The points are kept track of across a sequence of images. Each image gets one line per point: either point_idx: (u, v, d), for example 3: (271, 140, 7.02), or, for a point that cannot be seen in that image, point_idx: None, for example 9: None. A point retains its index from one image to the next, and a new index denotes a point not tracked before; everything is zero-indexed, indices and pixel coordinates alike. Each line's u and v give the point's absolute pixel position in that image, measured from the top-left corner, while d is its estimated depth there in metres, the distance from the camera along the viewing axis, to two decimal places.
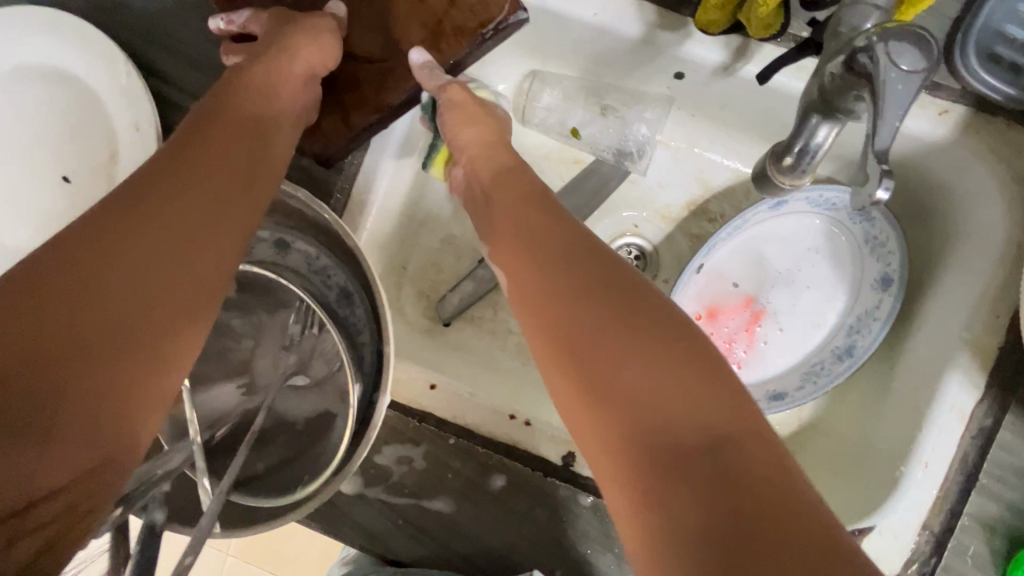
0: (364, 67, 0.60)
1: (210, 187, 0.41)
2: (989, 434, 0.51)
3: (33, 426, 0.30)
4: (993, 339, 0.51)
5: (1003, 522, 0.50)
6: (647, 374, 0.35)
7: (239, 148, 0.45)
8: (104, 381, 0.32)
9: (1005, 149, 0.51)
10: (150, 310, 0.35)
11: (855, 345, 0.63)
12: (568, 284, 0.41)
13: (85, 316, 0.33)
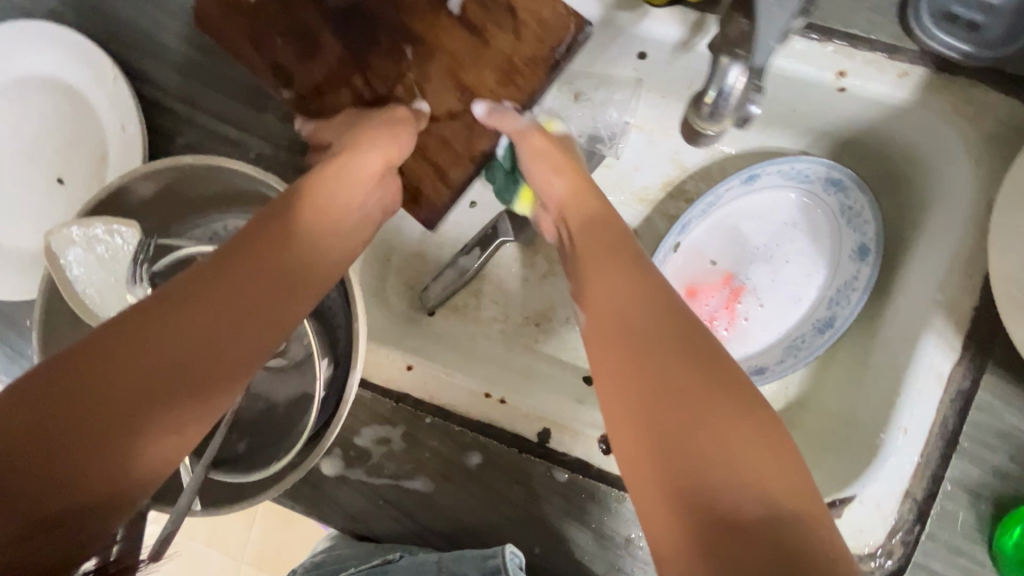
0: (446, 131, 0.64)
1: (273, 271, 0.44)
2: (968, 395, 0.50)
3: (85, 454, 0.33)
4: (967, 299, 0.50)
5: (988, 486, 0.49)
6: (699, 418, 0.36)
7: (309, 232, 0.48)
8: (145, 430, 0.35)
9: (968, 107, 0.51)
10: (196, 372, 0.38)
11: (835, 317, 0.63)
12: (625, 319, 0.43)
13: (147, 371, 0.36)
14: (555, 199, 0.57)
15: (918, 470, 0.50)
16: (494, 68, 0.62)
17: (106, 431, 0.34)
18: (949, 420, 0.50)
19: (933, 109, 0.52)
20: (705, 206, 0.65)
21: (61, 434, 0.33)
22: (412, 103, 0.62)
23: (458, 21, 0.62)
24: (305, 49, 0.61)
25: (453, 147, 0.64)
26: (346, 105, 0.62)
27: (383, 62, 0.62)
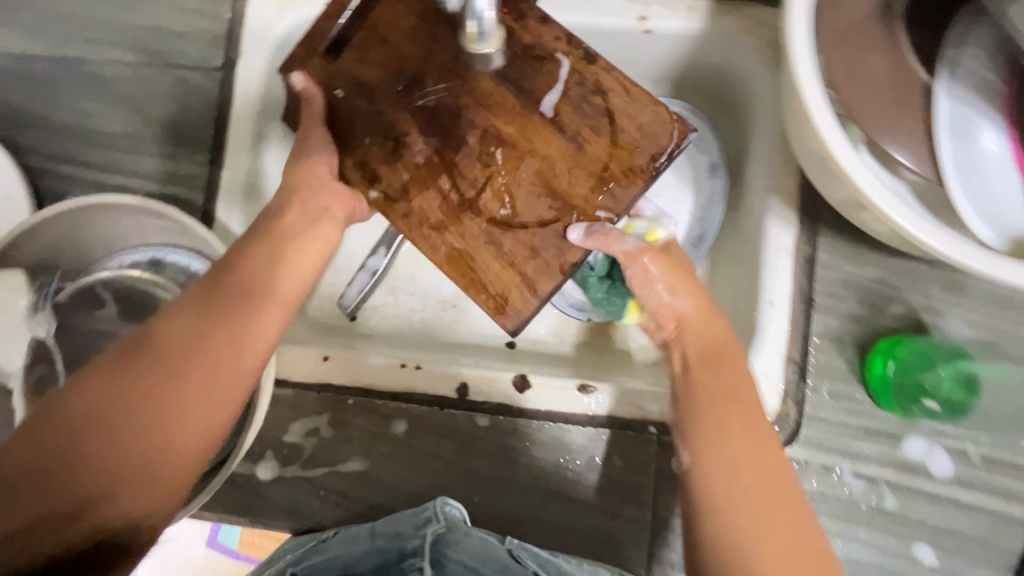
0: (530, 232, 0.53)
1: (226, 320, 0.42)
2: (812, 259, 0.56)
3: (79, 504, 0.35)
4: (791, 177, 0.58)
5: (850, 333, 0.54)
6: (759, 484, 0.39)
7: (266, 283, 0.46)
8: (115, 483, 0.35)
9: (749, 24, 0.60)
10: (160, 428, 0.37)
11: (704, 231, 0.68)
12: (698, 382, 0.46)
13: (111, 430, 0.36)
14: (662, 315, 0.52)
15: (792, 336, 0.55)
16: (586, 173, 0.53)
17: (107, 481, 0.35)
18: (804, 285, 0.56)
19: (724, 31, 0.61)
20: None
21: (43, 486, 0.34)
22: (498, 210, 0.53)
23: (554, 123, 0.54)
24: (421, 140, 0.54)
25: (542, 256, 0.52)
26: (441, 213, 0.53)
27: (470, 164, 0.53)
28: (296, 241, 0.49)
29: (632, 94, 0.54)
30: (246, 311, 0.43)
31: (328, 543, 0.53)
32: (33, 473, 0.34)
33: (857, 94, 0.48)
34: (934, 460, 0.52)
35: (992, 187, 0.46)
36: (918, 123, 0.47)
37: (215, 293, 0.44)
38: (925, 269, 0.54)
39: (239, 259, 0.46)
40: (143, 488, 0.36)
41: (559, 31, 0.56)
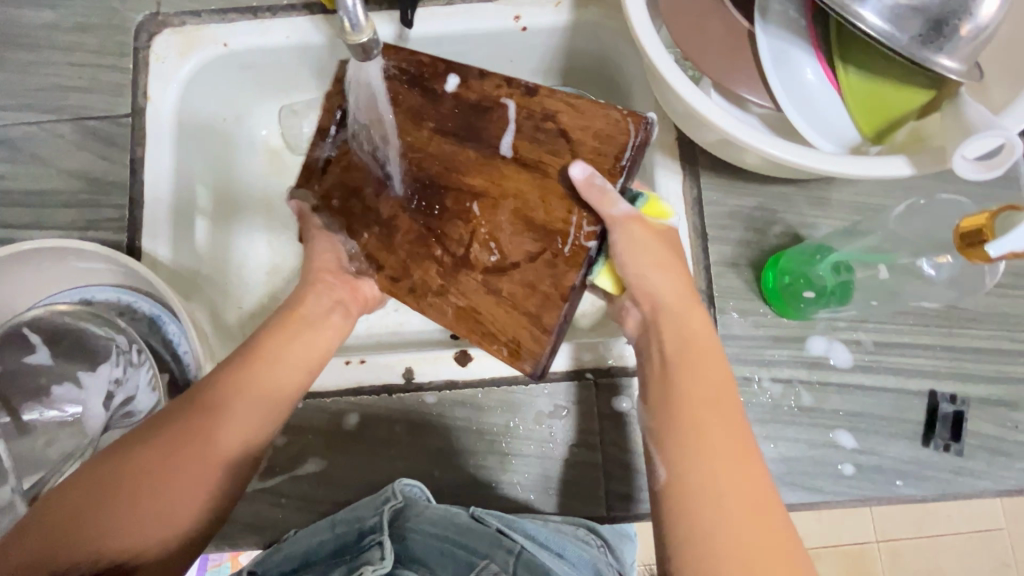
0: (528, 269, 0.52)
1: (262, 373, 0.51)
2: (698, 198, 0.63)
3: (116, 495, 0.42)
4: (668, 133, 0.65)
5: (743, 257, 0.61)
6: (709, 435, 0.42)
7: (297, 342, 0.54)
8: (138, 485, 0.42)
9: (610, 8, 0.68)
10: (189, 447, 0.45)
11: None
12: (678, 316, 0.48)
13: (158, 443, 0.45)
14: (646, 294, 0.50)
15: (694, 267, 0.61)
16: (560, 197, 0.52)
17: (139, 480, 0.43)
18: (696, 221, 0.62)
19: (590, 18, 0.68)
20: None
21: (119, 474, 0.42)
22: (488, 258, 0.53)
23: (519, 160, 0.53)
24: (409, 217, 0.55)
25: (540, 289, 0.51)
26: (439, 280, 0.54)
27: (453, 225, 0.54)
28: (308, 321, 0.56)
29: (576, 106, 0.54)
30: (277, 367, 0.52)
31: (292, 540, 0.53)
32: (117, 465, 0.43)
33: (696, 47, 0.56)
34: (834, 353, 0.59)
35: (822, 107, 0.54)
36: (750, 63, 0.56)
37: (261, 348, 0.53)
38: (793, 191, 0.62)
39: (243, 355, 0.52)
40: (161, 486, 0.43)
41: (499, 78, 0.56)
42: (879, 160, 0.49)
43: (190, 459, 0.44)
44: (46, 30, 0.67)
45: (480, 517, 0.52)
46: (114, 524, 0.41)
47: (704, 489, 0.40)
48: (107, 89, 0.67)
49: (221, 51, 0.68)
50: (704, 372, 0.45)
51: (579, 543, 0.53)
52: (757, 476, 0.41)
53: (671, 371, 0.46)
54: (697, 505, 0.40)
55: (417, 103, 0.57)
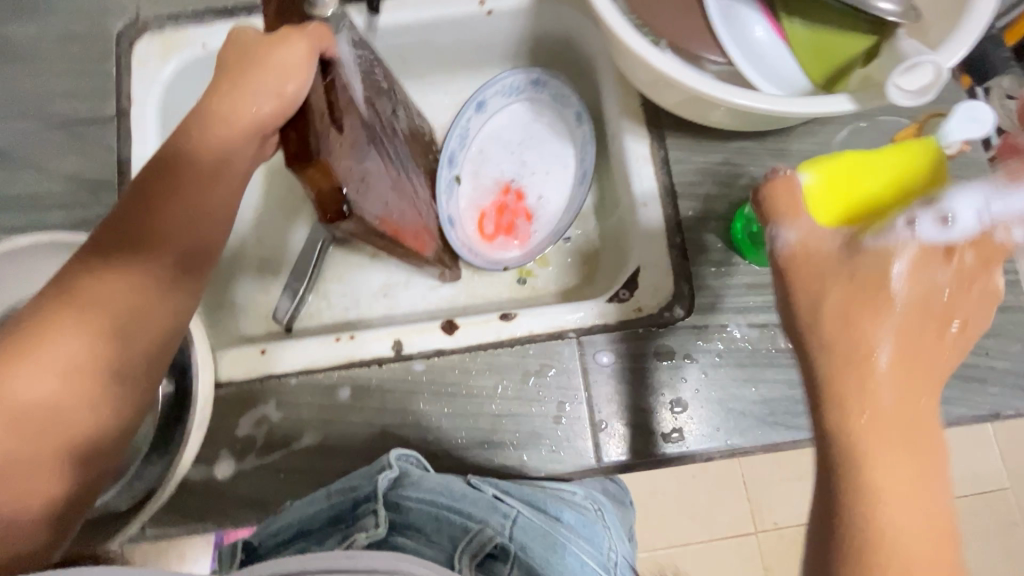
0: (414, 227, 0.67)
1: (72, 320, 0.46)
2: (666, 158, 0.66)
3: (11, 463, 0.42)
4: (632, 99, 0.68)
5: (712, 211, 0.64)
6: (881, 384, 0.39)
7: (122, 294, 0.48)
8: (35, 439, 0.44)
9: None
10: (54, 416, 0.45)
11: (585, 168, 0.77)
12: (834, 304, 0.42)
13: (42, 402, 0.44)
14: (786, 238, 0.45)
15: (666, 224, 0.64)
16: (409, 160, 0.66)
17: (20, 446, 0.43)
18: (664, 180, 0.65)
19: None
20: (460, 138, 0.79)
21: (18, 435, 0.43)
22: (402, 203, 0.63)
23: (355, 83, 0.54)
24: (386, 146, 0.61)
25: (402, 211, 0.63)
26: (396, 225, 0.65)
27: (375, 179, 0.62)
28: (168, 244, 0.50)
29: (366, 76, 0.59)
30: (55, 338, 0.45)
31: (289, 510, 0.55)
32: (29, 428, 0.44)
33: (652, 12, 0.59)
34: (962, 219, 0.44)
35: (770, 58, 0.57)
36: (700, 22, 0.58)
37: (119, 263, 0.49)
38: (755, 144, 0.65)
39: (202, 127, 0.49)
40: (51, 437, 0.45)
41: None
42: (822, 99, 0.51)
43: (79, 413, 0.46)
44: (30, 43, 0.70)
45: (476, 485, 0.54)
46: (27, 485, 0.43)
47: (886, 533, 0.36)
48: (95, 95, 0.69)
49: (200, 52, 0.71)
50: (863, 321, 0.41)
51: (577, 507, 0.56)
52: (915, 443, 0.38)
53: (833, 344, 0.41)
54: (860, 547, 0.36)
55: None
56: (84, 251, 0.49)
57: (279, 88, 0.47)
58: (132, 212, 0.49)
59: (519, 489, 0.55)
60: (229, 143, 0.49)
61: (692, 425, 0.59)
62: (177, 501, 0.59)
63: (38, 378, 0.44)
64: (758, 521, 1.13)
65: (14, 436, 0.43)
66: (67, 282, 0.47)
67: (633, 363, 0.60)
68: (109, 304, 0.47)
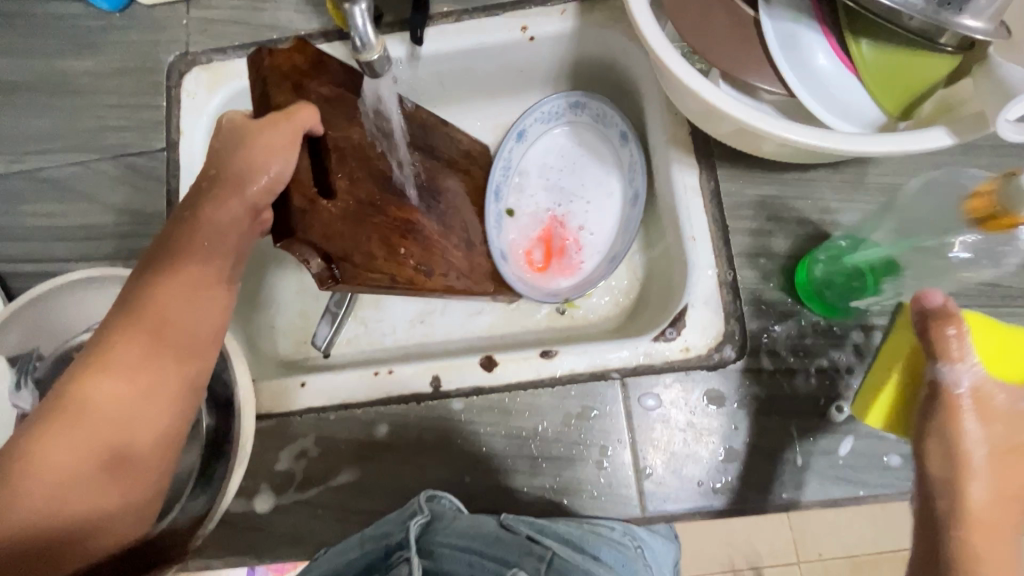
0: (455, 260, 0.67)
1: (122, 344, 0.47)
2: (715, 189, 0.62)
3: (76, 461, 0.44)
4: (681, 129, 0.65)
5: (766, 247, 0.60)
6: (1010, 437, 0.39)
7: (173, 313, 0.49)
8: (78, 449, 0.44)
9: (615, 12, 0.68)
10: (101, 427, 0.45)
11: (636, 188, 0.74)
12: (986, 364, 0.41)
13: (100, 408, 0.45)
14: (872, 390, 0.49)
15: (716, 260, 0.61)
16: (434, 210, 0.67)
17: (93, 443, 0.45)
18: (715, 213, 0.62)
19: (596, 23, 0.69)
20: (504, 170, 0.78)
21: (73, 437, 0.44)
22: (430, 246, 0.64)
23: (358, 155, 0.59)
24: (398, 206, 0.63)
25: (431, 249, 0.64)
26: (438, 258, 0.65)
27: (411, 226, 0.63)
28: (204, 280, 0.51)
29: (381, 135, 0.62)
30: (105, 360, 0.47)
31: (322, 559, 0.52)
32: (83, 430, 0.44)
33: (705, 43, 0.56)
34: None
35: (837, 89, 0.53)
36: (759, 52, 0.55)
37: (157, 289, 0.49)
38: (816, 176, 0.61)
39: (212, 201, 0.51)
40: (85, 452, 0.44)
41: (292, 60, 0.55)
42: (913, 135, 0.47)
43: (134, 426, 0.46)
44: (87, 77, 0.73)
45: (509, 525, 0.52)
46: (84, 489, 0.44)
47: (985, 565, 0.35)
48: (146, 127, 0.71)
49: (246, 84, 0.72)
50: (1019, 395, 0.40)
51: (615, 544, 0.52)
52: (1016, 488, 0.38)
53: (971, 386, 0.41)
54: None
55: (275, 73, 0.53)
56: (136, 278, 0.51)
57: (259, 164, 0.49)
58: (171, 246, 0.51)
59: (555, 528, 0.52)
60: (225, 218, 0.51)
61: (743, 477, 0.56)
62: (218, 533, 0.59)
63: (111, 383, 0.46)
64: (802, 552, 1.08)
65: (90, 434, 0.45)
66: (124, 300, 0.50)
67: (680, 407, 0.58)
68: (158, 320, 0.48)
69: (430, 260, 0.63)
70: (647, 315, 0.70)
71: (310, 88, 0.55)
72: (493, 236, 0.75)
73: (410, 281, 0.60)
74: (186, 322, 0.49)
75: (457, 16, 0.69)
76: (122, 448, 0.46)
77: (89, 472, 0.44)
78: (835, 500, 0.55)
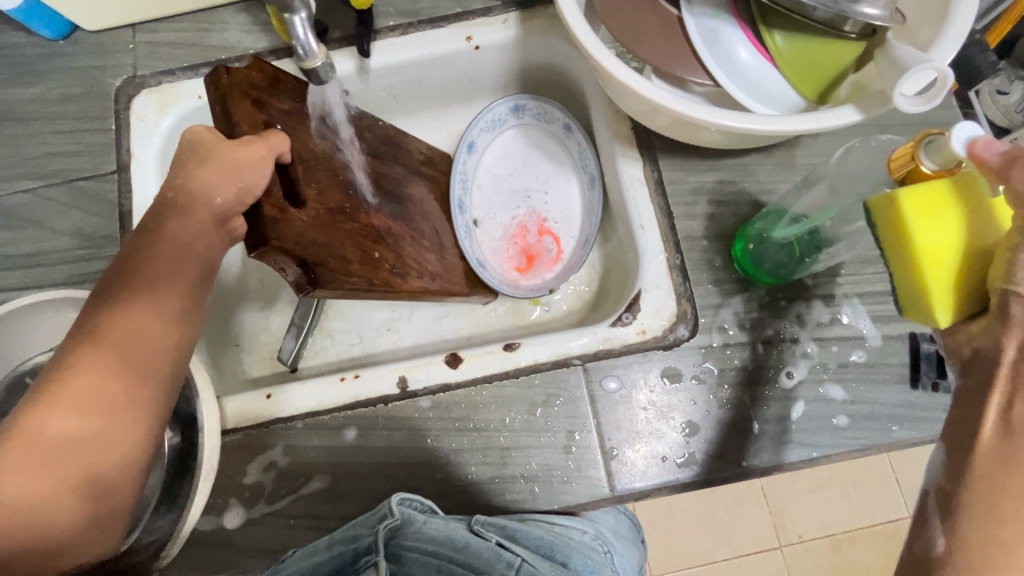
0: (428, 261, 0.69)
1: (82, 369, 0.47)
2: (658, 178, 0.66)
3: (30, 489, 0.42)
4: (624, 124, 0.68)
5: (710, 230, 0.64)
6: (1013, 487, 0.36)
7: (132, 340, 0.49)
8: (28, 478, 0.43)
9: (556, 19, 0.72)
10: (56, 454, 0.44)
11: (591, 173, 0.77)
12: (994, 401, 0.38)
13: (56, 434, 0.45)
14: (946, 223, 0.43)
15: (665, 245, 0.64)
16: (398, 218, 0.69)
17: (44, 472, 0.43)
18: (659, 201, 0.65)
19: (537, 30, 0.72)
20: (462, 184, 0.80)
21: (23, 466, 0.43)
22: (399, 250, 0.66)
23: (319, 167, 0.60)
24: (365, 213, 0.64)
25: (401, 253, 0.66)
26: (408, 261, 0.66)
27: (380, 232, 0.65)
28: (163, 305, 0.52)
29: (339, 149, 0.64)
30: (64, 387, 0.46)
31: (291, 559, 0.52)
32: (36, 460, 0.43)
33: (635, 42, 0.60)
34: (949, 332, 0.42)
35: (759, 77, 0.56)
36: (684, 46, 0.59)
37: (119, 309, 0.50)
38: (751, 161, 0.65)
39: (176, 214, 0.52)
40: (36, 479, 0.43)
41: (252, 76, 0.56)
42: (826, 113, 0.51)
43: (92, 453, 0.46)
44: (32, 104, 0.72)
45: (480, 531, 0.50)
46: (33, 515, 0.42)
47: None
48: (95, 151, 0.71)
49: (197, 103, 0.73)
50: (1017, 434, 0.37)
51: (586, 548, 0.53)
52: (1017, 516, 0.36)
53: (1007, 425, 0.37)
54: None
55: (239, 88, 0.53)
56: (93, 301, 0.51)
57: (233, 179, 0.50)
58: (131, 260, 0.52)
59: (523, 532, 0.51)
60: (195, 227, 0.52)
61: (705, 449, 0.58)
62: (188, 552, 0.58)
63: (67, 411, 0.46)
64: (783, 535, 1.09)
65: (42, 464, 0.44)
66: (80, 324, 0.50)
67: (641, 388, 0.60)
68: (119, 343, 0.49)
69: (402, 262, 0.65)
70: (608, 305, 0.72)
71: (270, 106, 0.57)
72: (464, 240, 0.76)
73: (387, 281, 0.61)
74: (143, 346, 0.50)
75: (403, 28, 0.71)
76: (80, 477, 0.45)
77: (45, 501, 0.43)
78: (791, 463, 0.58)
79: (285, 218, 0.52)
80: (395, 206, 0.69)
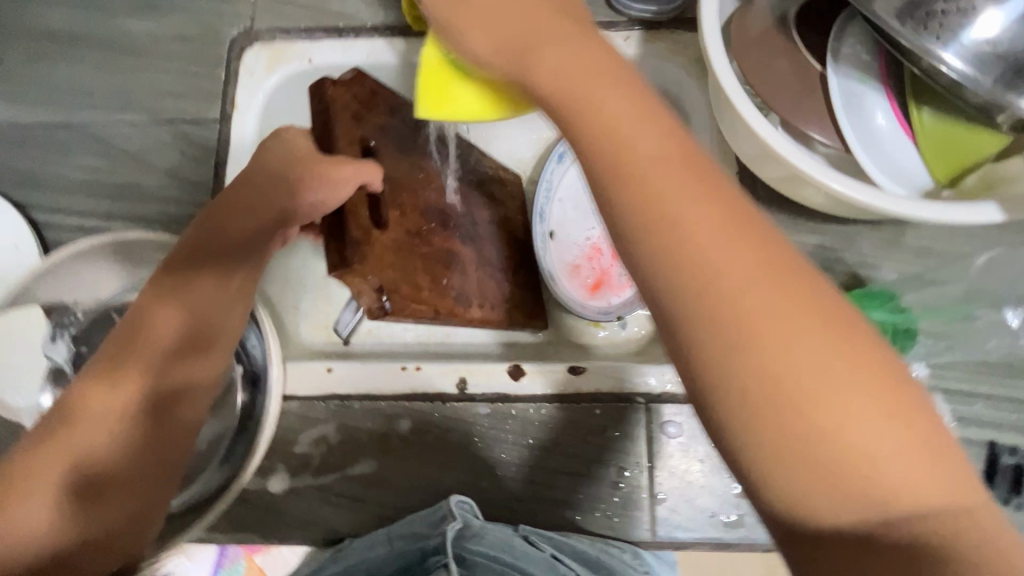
0: (484, 282, 0.71)
1: (167, 316, 0.52)
2: None
3: (122, 413, 0.49)
4: (729, 166, 0.66)
5: None
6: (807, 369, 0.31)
7: (208, 307, 0.54)
8: (127, 397, 0.49)
9: (678, 46, 0.70)
10: (139, 386, 0.50)
11: None
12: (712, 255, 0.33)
13: (146, 369, 0.51)
14: None
15: None
16: (465, 240, 0.71)
17: (137, 398, 0.50)
18: None
19: (657, 53, 0.71)
20: (546, 193, 0.78)
21: (126, 386, 0.50)
22: (457, 271, 0.69)
23: (401, 188, 0.66)
24: (436, 234, 0.68)
25: (459, 274, 0.69)
26: (465, 281, 0.69)
27: (444, 253, 0.68)
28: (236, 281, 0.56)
29: (423, 171, 0.69)
30: (153, 328, 0.52)
31: (349, 549, 0.56)
32: (129, 384, 0.50)
33: (768, 89, 0.58)
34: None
35: (890, 150, 0.55)
36: (818, 103, 0.57)
37: (199, 274, 0.54)
38: (856, 231, 0.63)
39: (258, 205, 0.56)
40: (130, 400, 0.50)
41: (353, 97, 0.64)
42: (966, 207, 0.48)
43: (161, 394, 0.51)
44: (147, 38, 0.73)
45: (534, 543, 0.54)
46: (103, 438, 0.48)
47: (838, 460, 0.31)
48: (200, 97, 0.71)
49: (305, 67, 0.72)
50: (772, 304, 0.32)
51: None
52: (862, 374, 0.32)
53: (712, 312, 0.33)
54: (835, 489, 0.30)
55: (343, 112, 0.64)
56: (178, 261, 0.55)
57: (320, 191, 0.55)
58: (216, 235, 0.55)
59: (573, 545, 0.55)
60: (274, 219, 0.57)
61: (755, 513, 0.57)
62: (230, 506, 0.60)
63: (164, 347, 0.52)
64: None
65: (133, 390, 0.50)
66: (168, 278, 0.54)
67: (700, 439, 0.59)
68: (195, 307, 0.53)
69: (459, 284, 0.69)
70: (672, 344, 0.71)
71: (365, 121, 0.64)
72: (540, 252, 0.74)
73: (437, 303, 0.66)
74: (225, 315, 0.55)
75: None
76: (150, 412, 0.50)
77: (123, 424, 0.49)
78: None
79: (370, 243, 0.61)
80: (465, 231, 0.71)
